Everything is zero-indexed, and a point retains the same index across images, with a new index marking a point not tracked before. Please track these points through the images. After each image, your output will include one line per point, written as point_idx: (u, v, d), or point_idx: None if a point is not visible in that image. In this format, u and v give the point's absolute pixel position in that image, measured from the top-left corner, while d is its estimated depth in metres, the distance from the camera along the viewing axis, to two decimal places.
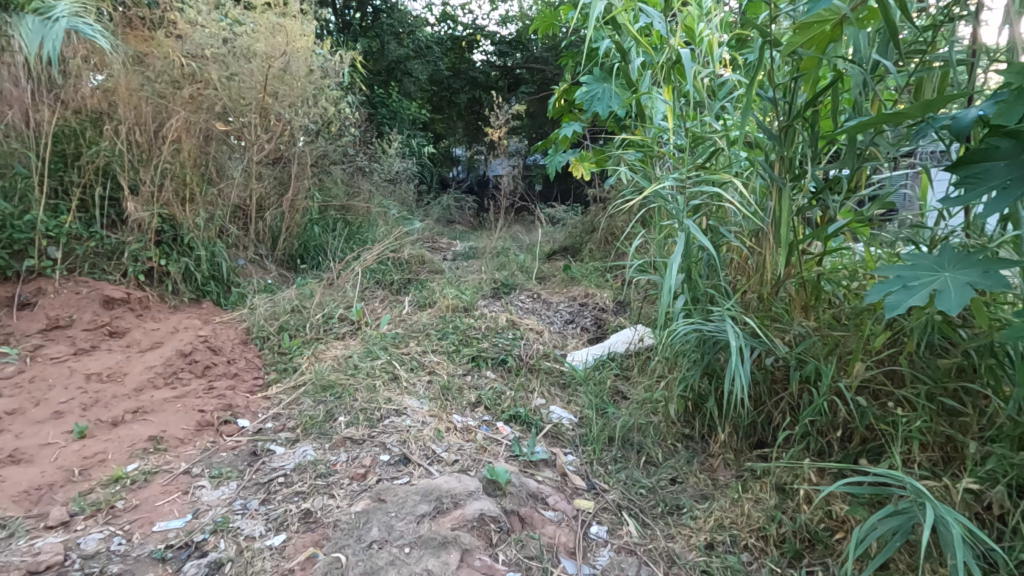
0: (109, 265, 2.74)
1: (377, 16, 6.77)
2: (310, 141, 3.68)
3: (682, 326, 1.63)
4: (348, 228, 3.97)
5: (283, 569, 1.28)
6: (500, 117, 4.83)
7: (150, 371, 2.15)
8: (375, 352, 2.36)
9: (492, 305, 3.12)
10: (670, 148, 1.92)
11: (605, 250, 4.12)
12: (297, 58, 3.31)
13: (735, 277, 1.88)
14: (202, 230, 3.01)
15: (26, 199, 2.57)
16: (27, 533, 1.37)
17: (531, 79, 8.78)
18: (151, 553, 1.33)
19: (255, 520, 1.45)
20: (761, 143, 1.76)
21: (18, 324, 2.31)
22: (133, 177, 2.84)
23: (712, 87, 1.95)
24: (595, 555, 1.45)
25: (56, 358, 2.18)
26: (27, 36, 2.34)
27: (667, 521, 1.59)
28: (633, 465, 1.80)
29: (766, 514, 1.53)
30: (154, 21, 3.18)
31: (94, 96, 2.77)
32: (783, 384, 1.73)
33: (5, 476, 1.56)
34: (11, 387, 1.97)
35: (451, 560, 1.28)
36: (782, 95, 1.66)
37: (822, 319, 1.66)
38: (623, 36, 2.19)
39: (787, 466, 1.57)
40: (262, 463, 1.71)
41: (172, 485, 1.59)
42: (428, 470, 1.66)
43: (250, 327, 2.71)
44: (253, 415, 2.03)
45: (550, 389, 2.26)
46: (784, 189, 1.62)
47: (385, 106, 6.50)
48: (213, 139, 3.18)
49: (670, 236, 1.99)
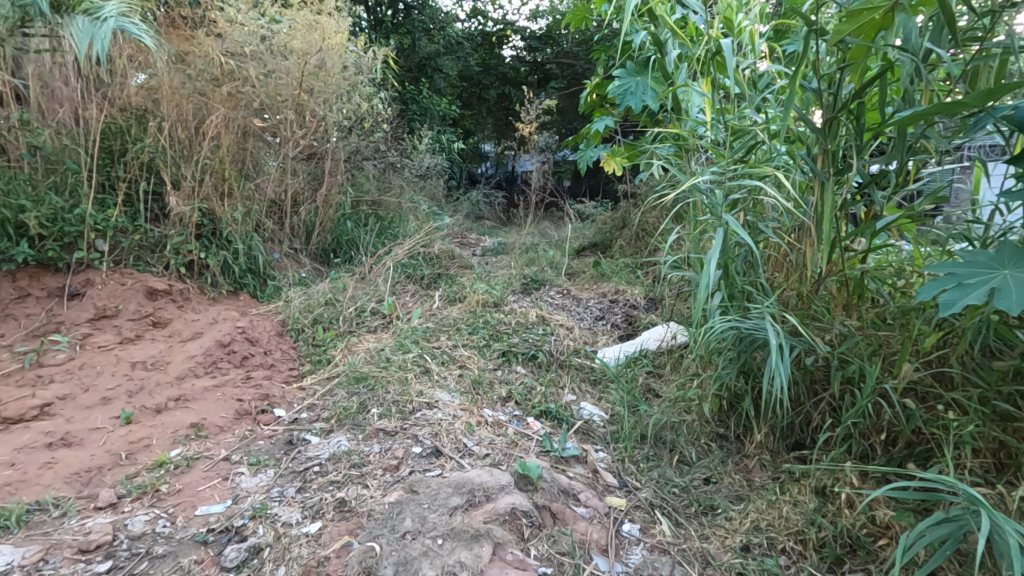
0: (152, 257, 2.83)
1: (408, 13, 6.79)
2: (343, 137, 3.73)
3: (718, 324, 1.59)
4: (379, 223, 4.04)
5: (318, 556, 1.31)
6: (532, 112, 4.82)
7: (191, 360, 2.21)
8: (407, 346, 2.39)
9: (521, 301, 3.12)
10: (708, 142, 1.88)
11: (636, 246, 4.08)
12: (332, 54, 3.31)
13: (773, 274, 1.84)
14: (240, 224, 3.08)
15: (75, 194, 2.64)
16: (78, 514, 1.43)
17: (561, 74, 8.72)
18: (193, 536, 1.37)
19: (292, 507, 1.48)
20: (803, 136, 1.70)
21: (68, 314, 2.40)
22: (175, 172, 2.92)
23: (752, 79, 1.90)
24: (628, 553, 1.44)
25: (102, 346, 2.26)
26: (77, 36, 2.41)
27: (701, 521, 1.57)
28: (666, 464, 1.78)
29: (805, 518, 1.49)
30: (196, 20, 3.27)
31: (138, 94, 2.87)
32: (823, 384, 1.69)
33: (58, 458, 1.63)
34: (62, 373, 2.06)
35: (484, 553, 1.29)
36: (827, 86, 1.60)
37: (866, 318, 1.62)
38: (659, 27, 2.14)
39: (827, 469, 1.53)
40: (298, 452, 1.75)
41: (212, 471, 1.64)
42: (460, 463, 1.67)
43: (285, 319, 2.76)
44: (288, 405, 2.07)
45: (580, 385, 2.25)
46: (828, 183, 1.57)
47: (415, 103, 6.53)
48: (251, 135, 3.28)
49: (705, 231, 1.96)
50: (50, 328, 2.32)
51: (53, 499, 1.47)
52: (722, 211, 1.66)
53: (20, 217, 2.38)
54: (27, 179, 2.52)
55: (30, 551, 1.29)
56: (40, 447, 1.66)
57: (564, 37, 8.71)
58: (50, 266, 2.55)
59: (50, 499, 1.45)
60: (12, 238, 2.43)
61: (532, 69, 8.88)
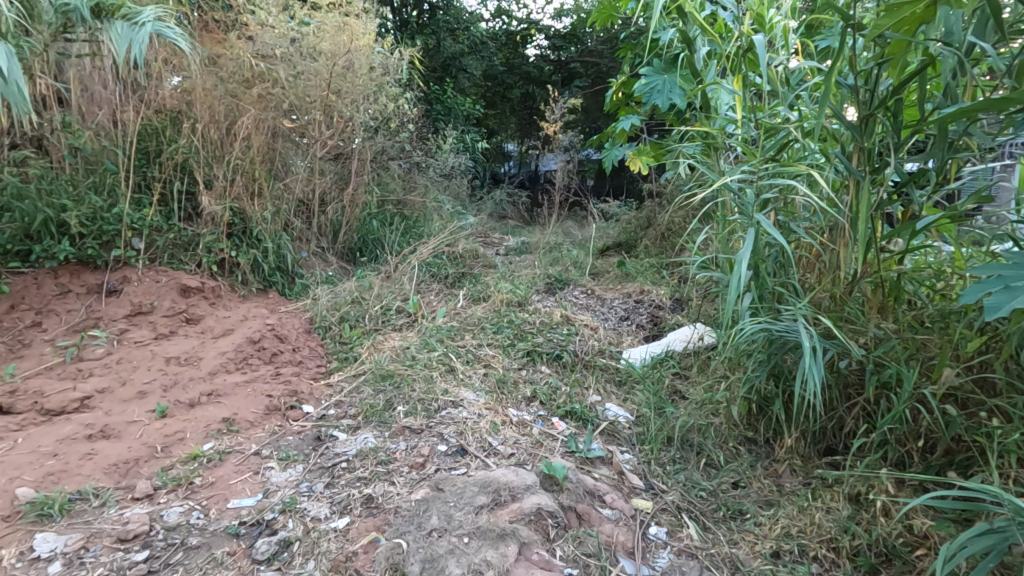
0: (185, 256, 2.89)
1: (433, 14, 6.82)
2: (369, 137, 3.78)
3: (749, 326, 1.56)
4: (404, 223, 4.08)
5: (346, 551, 1.33)
6: (556, 111, 4.81)
7: (223, 356, 2.27)
8: (432, 344, 2.40)
9: (545, 300, 3.11)
10: (738, 141, 1.85)
11: (661, 246, 4.03)
12: (359, 55, 3.35)
13: (804, 275, 1.80)
14: (269, 223, 3.15)
15: (113, 194, 2.72)
16: (117, 504, 1.48)
17: (585, 72, 8.66)
18: (226, 528, 1.40)
19: (321, 502, 1.51)
20: (837, 134, 1.66)
21: (107, 310, 2.48)
22: (207, 172, 2.98)
23: (785, 76, 1.86)
24: (655, 557, 1.42)
25: (139, 342, 2.33)
26: (116, 40, 2.48)
27: (729, 526, 1.54)
28: (693, 467, 1.75)
29: (838, 525, 1.46)
30: (228, 24, 3.36)
31: (172, 96, 2.94)
32: (857, 388, 1.65)
33: (97, 449, 1.67)
34: (101, 368, 2.12)
35: (510, 553, 1.29)
36: (864, 81, 1.55)
37: (903, 321, 1.59)
38: (689, 24, 2.10)
39: (861, 475, 1.50)
40: (326, 448, 1.77)
41: (244, 465, 1.67)
42: (485, 462, 1.68)
43: (313, 317, 2.80)
44: (316, 401, 2.10)
45: (605, 386, 2.23)
46: (864, 182, 1.53)
47: (440, 102, 6.56)
48: (280, 136, 3.34)
49: (735, 231, 1.93)
50: (89, 324, 2.40)
51: (93, 488, 1.51)
52: (753, 211, 1.62)
53: (62, 216, 2.46)
54: (69, 179, 2.61)
55: (73, 539, 1.34)
56: (80, 438, 1.72)
57: (589, 35, 8.65)
58: (89, 264, 2.64)
59: (90, 489, 1.50)
60: (54, 236, 2.52)
61: (556, 68, 8.85)
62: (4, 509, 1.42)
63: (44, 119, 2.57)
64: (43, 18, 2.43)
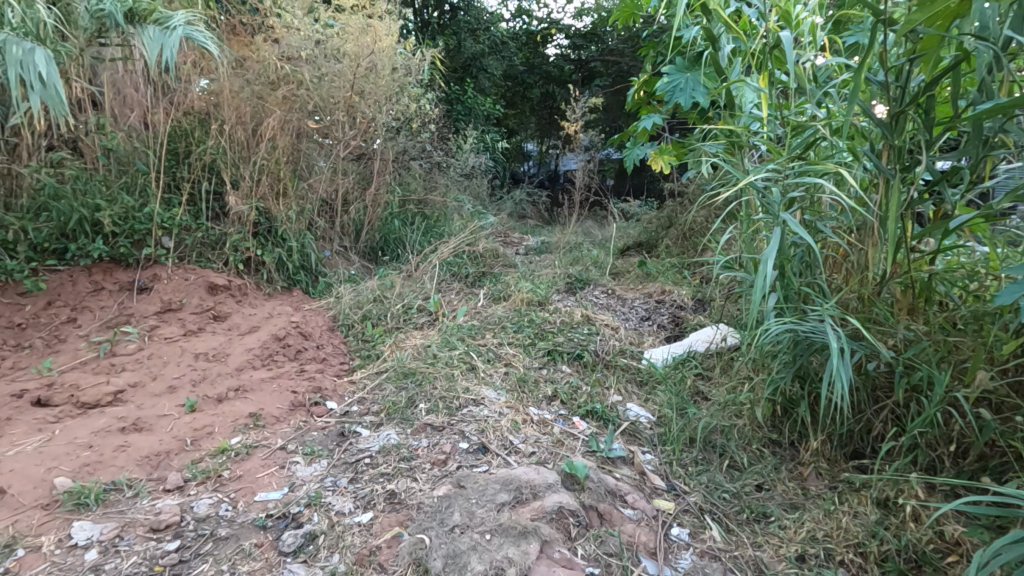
0: (213, 254, 2.96)
1: (453, 15, 6.84)
2: (391, 137, 3.82)
3: (775, 327, 1.53)
4: (425, 222, 4.13)
5: (370, 546, 1.35)
6: (577, 110, 4.79)
7: (249, 353, 2.32)
8: (453, 343, 2.42)
9: (566, 300, 3.11)
10: (763, 140, 1.82)
11: (683, 246, 4.00)
12: (382, 56, 3.38)
13: (831, 275, 1.77)
14: (294, 223, 3.20)
15: (144, 193, 2.80)
16: (149, 495, 1.52)
17: (606, 71, 8.58)
18: (254, 521, 1.43)
19: (345, 497, 1.53)
20: (866, 132, 1.63)
21: (138, 307, 2.54)
22: (234, 173, 3.04)
23: (812, 73, 1.82)
24: (677, 558, 1.42)
25: (168, 338, 2.39)
26: (148, 44, 2.56)
27: (754, 528, 1.52)
28: (715, 469, 1.74)
29: (866, 530, 1.44)
30: (255, 27, 3.41)
31: (200, 98, 2.98)
32: (886, 391, 1.63)
33: (130, 442, 1.72)
34: (133, 363, 2.19)
35: (531, 550, 1.29)
36: (895, 78, 1.51)
37: (934, 322, 1.56)
38: (714, 21, 2.07)
39: (890, 479, 1.48)
40: (349, 444, 1.80)
41: (270, 459, 1.71)
42: (506, 460, 1.69)
43: (336, 315, 2.84)
44: (340, 398, 2.13)
45: (626, 386, 2.22)
46: (894, 181, 1.49)
47: (460, 103, 6.59)
48: (304, 136, 3.39)
49: (760, 230, 1.90)
50: (121, 320, 2.47)
51: (126, 479, 1.56)
52: (779, 210, 1.59)
53: (96, 215, 2.54)
54: (102, 179, 2.68)
55: (108, 527, 1.39)
56: (114, 431, 1.77)
57: (609, 34, 8.57)
58: (121, 262, 2.71)
59: (124, 480, 1.55)
60: (88, 235, 2.60)
61: (576, 67, 8.81)
62: (43, 498, 1.47)
63: (80, 121, 2.66)
64: (79, 23, 2.53)
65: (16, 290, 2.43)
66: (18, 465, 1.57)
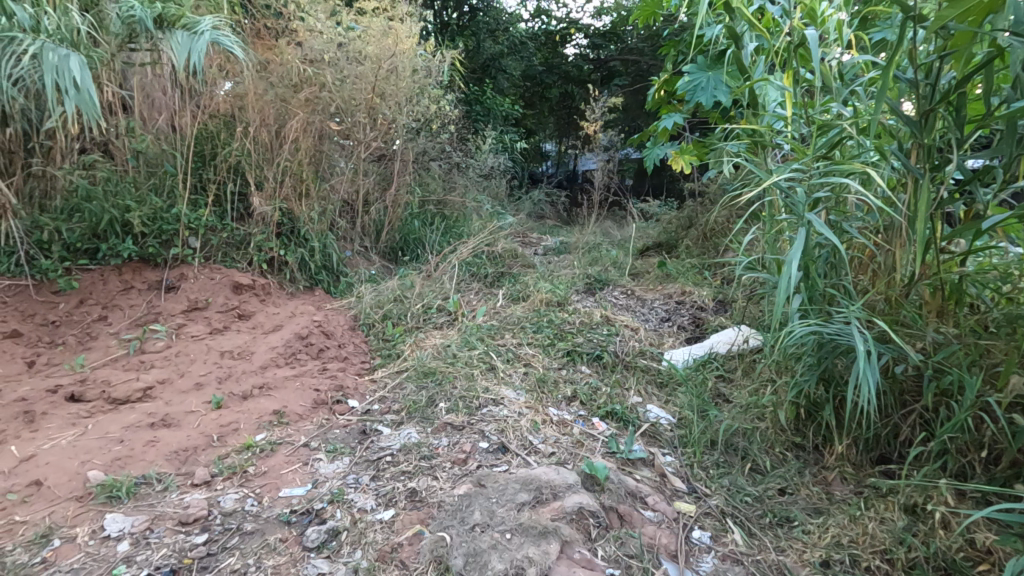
0: (238, 254, 3.01)
1: (472, 16, 6.86)
2: (411, 138, 3.84)
3: (800, 329, 1.51)
4: (444, 223, 4.16)
5: (392, 543, 1.37)
6: (596, 110, 4.77)
7: (273, 351, 2.36)
8: (472, 343, 2.43)
9: (585, 300, 3.10)
10: (788, 139, 1.79)
11: (703, 246, 3.96)
12: (403, 58, 3.42)
13: (857, 276, 1.74)
14: (316, 224, 3.25)
15: (172, 195, 2.86)
16: (178, 489, 1.56)
17: (625, 71, 8.51)
18: (278, 516, 1.46)
19: (367, 494, 1.55)
20: (894, 130, 1.60)
21: (165, 306, 2.61)
22: (258, 174, 3.10)
23: (838, 70, 1.79)
24: (698, 561, 1.41)
25: (195, 336, 2.45)
26: (176, 49, 2.59)
27: (776, 533, 1.50)
28: (737, 472, 1.72)
29: (893, 536, 1.41)
30: (278, 30, 3.46)
31: (226, 101, 3.05)
32: (914, 395, 1.60)
33: (159, 437, 1.77)
34: (161, 360, 2.24)
35: (552, 550, 1.29)
36: (925, 75, 1.47)
37: (965, 325, 1.53)
38: (737, 19, 2.04)
39: (919, 485, 1.45)
40: (371, 442, 1.82)
41: (294, 456, 1.74)
42: (526, 460, 1.69)
43: (357, 314, 2.87)
44: (361, 396, 2.16)
45: (646, 387, 2.21)
46: (923, 181, 1.46)
47: (479, 103, 6.61)
48: (326, 138, 3.43)
49: (784, 230, 1.87)
50: (150, 318, 2.54)
51: (156, 473, 1.60)
52: (804, 210, 1.56)
53: (126, 216, 2.61)
54: (132, 180, 2.75)
55: (139, 520, 1.43)
56: (144, 426, 1.82)
57: (629, 33, 8.52)
58: (150, 261, 2.77)
59: (154, 474, 1.59)
60: (119, 235, 2.67)
61: (595, 67, 8.76)
62: (77, 490, 1.51)
63: (111, 125, 2.73)
64: (110, 29, 2.61)
65: (50, 289, 2.51)
66: (53, 459, 1.62)
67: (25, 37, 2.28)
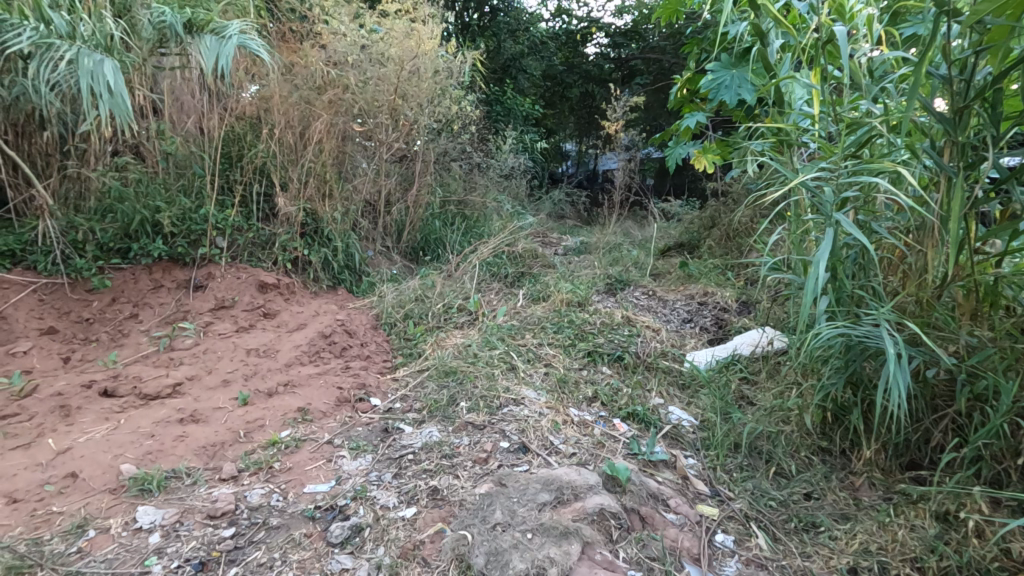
0: (263, 254, 3.07)
1: (493, 16, 6.87)
2: (432, 139, 3.87)
3: (827, 331, 1.48)
4: (465, 223, 4.19)
5: (414, 540, 1.38)
6: (617, 109, 4.74)
7: (297, 349, 2.40)
8: (493, 342, 2.44)
9: (606, 301, 3.09)
10: (815, 138, 1.76)
11: (726, 247, 3.91)
12: (425, 60, 3.45)
13: (886, 277, 1.70)
14: (339, 224, 3.29)
15: (201, 196, 2.93)
16: (206, 483, 1.59)
17: (646, 69, 8.42)
18: (303, 511, 1.49)
19: (389, 491, 1.57)
20: (926, 128, 1.56)
21: (194, 304, 2.67)
22: (283, 175, 3.15)
23: (867, 68, 1.75)
24: (721, 565, 1.39)
25: (222, 334, 2.50)
26: (205, 53, 2.65)
27: (802, 538, 1.48)
28: (761, 475, 1.70)
29: (924, 544, 1.38)
30: (303, 34, 3.52)
31: (252, 104, 3.10)
32: (946, 400, 1.56)
33: (188, 432, 1.81)
34: (190, 358, 2.30)
35: (573, 551, 1.29)
36: (959, 71, 1.44)
37: (1000, 328, 1.49)
38: (762, 16, 2.00)
39: (951, 492, 1.42)
40: (393, 440, 1.84)
41: (318, 453, 1.76)
42: (547, 460, 1.69)
43: (379, 313, 2.90)
44: (383, 395, 2.18)
45: (668, 389, 2.20)
46: (957, 180, 1.42)
47: (500, 103, 6.62)
48: (349, 139, 3.47)
49: (810, 231, 1.84)
50: (179, 316, 2.60)
51: (185, 468, 1.64)
52: (832, 209, 1.53)
53: (156, 216, 2.68)
54: (162, 182, 2.82)
55: (169, 513, 1.46)
56: (174, 422, 1.86)
57: (651, 32, 8.44)
58: (179, 261, 2.84)
59: (184, 469, 1.63)
60: (150, 235, 2.74)
61: (616, 66, 8.71)
62: (111, 483, 1.56)
63: (143, 128, 2.81)
64: (142, 34, 2.68)
65: (84, 287, 2.59)
66: (88, 452, 1.67)
67: (62, 44, 2.35)
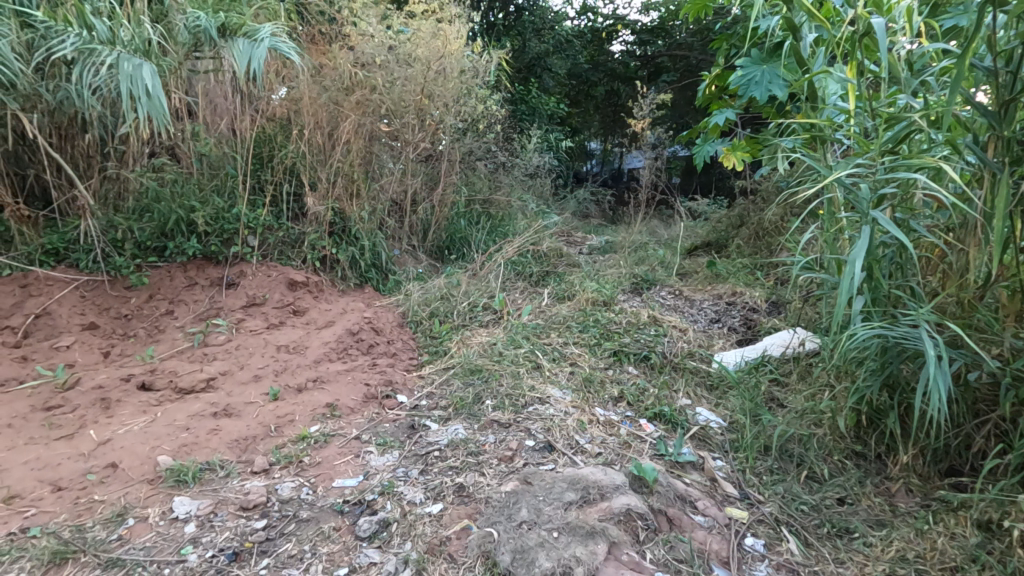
0: (293, 252, 3.12)
1: (518, 15, 6.87)
2: (457, 138, 3.89)
3: (863, 332, 1.43)
4: (490, 222, 4.20)
5: (440, 536, 1.40)
6: (643, 106, 4.69)
7: (326, 346, 2.43)
8: (518, 341, 2.44)
9: (632, 300, 3.06)
10: (850, 134, 1.71)
11: (755, 246, 3.84)
12: (451, 60, 3.48)
13: (925, 277, 1.64)
14: (366, 223, 3.33)
15: (233, 195, 3.00)
16: (239, 476, 1.63)
17: (673, 66, 8.30)
18: (332, 505, 1.51)
19: (416, 487, 1.58)
20: (968, 122, 1.51)
21: (226, 301, 2.74)
22: (312, 175, 3.20)
23: (906, 60, 1.69)
24: (751, 568, 1.37)
25: (254, 331, 2.56)
26: (238, 56, 2.71)
27: (835, 544, 1.45)
28: (793, 479, 1.66)
29: (964, 553, 1.34)
30: (331, 36, 3.57)
31: (282, 105, 3.16)
32: (988, 404, 1.51)
33: (221, 426, 1.86)
34: (223, 353, 2.36)
35: (599, 551, 1.29)
36: (1005, 62, 1.38)
37: None
38: (794, 10, 1.95)
39: (995, 499, 1.37)
40: (419, 437, 1.86)
41: (346, 448, 1.79)
42: (573, 459, 1.69)
43: (405, 311, 2.93)
44: (409, 392, 2.21)
45: (696, 389, 2.17)
46: (1002, 176, 1.37)
47: (525, 103, 6.61)
48: (376, 139, 3.51)
49: (844, 229, 1.79)
50: (212, 313, 2.67)
51: (219, 460, 1.68)
52: (868, 207, 1.49)
53: (191, 216, 2.75)
54: (196, 182, 2.90)
55: (204, 504, 1.50)
56: (208, 415, 1.91)
57: (678, 28, 8.31)
58: (212, 259, 2.91)
59: (217, 461, 1.67)
60: (185, 235, 2.82)
61: (643, 63, 8.61)
62: (149, 473, 1.61)
63: (178, 129, 2.89)
64: (178, 39, 2.76)
65: (124, 284, 2.68)
66: (127, 443, 1.73)
67: (103, 49, 2.43)
